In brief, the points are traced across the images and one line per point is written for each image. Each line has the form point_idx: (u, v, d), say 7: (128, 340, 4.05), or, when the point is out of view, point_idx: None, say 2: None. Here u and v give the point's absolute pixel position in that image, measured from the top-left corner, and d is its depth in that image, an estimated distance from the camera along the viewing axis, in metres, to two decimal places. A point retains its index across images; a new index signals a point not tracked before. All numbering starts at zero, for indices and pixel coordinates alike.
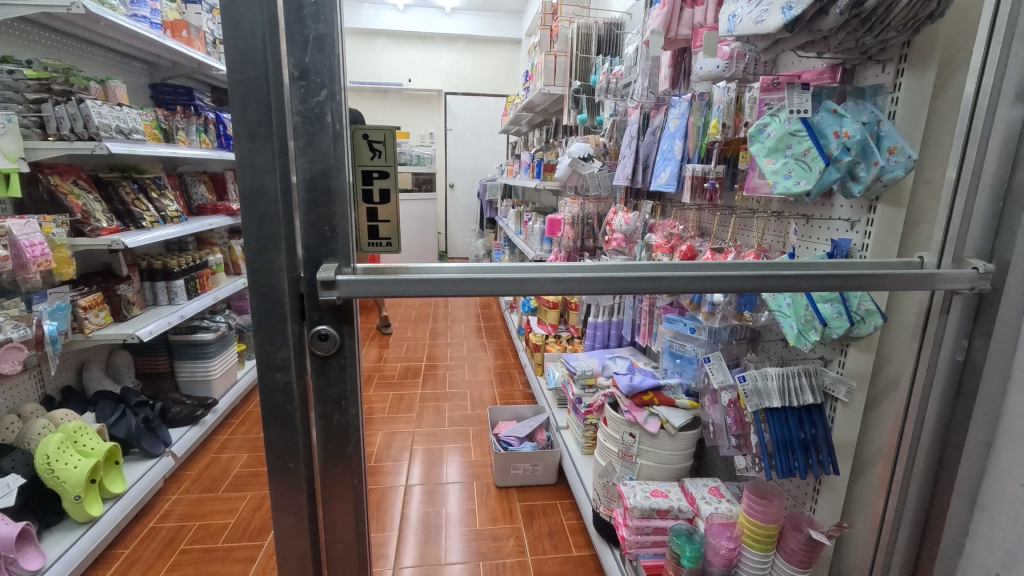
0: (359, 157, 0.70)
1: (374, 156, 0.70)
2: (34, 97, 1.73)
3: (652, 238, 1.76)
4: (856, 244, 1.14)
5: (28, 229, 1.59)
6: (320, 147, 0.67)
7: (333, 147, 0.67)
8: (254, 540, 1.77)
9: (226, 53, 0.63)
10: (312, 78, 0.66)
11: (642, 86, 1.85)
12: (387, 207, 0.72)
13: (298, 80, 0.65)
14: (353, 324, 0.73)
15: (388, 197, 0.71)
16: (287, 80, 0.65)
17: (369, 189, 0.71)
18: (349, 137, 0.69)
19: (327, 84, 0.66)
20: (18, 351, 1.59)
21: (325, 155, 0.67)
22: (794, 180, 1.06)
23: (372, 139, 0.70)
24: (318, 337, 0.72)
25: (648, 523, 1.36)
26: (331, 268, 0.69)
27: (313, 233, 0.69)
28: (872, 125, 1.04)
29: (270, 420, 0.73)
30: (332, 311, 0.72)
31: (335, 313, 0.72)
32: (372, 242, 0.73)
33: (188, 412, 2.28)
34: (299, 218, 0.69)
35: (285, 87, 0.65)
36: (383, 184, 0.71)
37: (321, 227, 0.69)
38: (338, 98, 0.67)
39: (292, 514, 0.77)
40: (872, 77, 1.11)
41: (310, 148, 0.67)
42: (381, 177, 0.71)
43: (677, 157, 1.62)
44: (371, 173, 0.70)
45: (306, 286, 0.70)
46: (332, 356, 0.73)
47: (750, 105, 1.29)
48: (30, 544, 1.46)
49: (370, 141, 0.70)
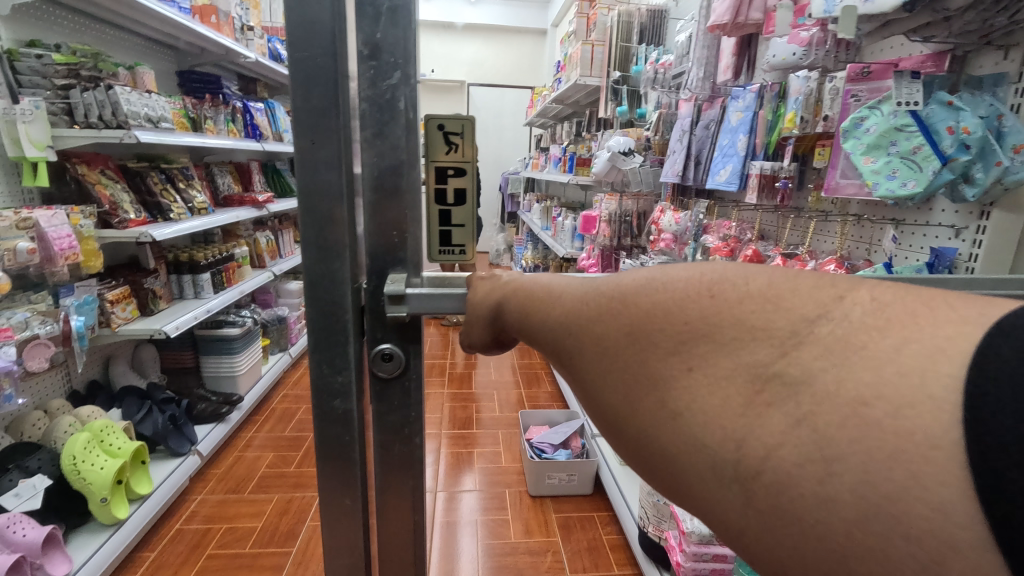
0: (430, 151, 0.59)
1: (450, 150, 0.59)
2: (62, 83, 1.66)
3: (707, 240, 1.66)
4: (963, 253, 1.01)
5: (56, 220, 1.52)
6: (391, 136, 0.57)
7: (405, 139, 0.57)
8: (282, 546, 1.71)
9: (288, 25, 0.53)
10: (384, 57, 0.55)
11: (696, 76, 1.73)
12: (462, 210, 0.60)
13: (367, 58, 0.55)
14: (421, 344, 0.62)
15: (464, 197, 0.60)
16: (355, 60, 0.56)
17: (443, 189, 0.59)
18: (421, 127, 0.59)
19: (401, 64, 0.56)
20: (45, 348, 1.49)
21: (397, 148, 0.57)
22: (899, 182, 0.95)
23: (449, 130, 0.58)
24: (380, 358, 0.62)
25: (707, 550, 1.27)
26: (400, 279, 0.59)
27: (380, 239, 0.59)
28: (993, 119, 0.91)
29: (324, 453, 0.64)
30: (397, 328, 0.61)
31: (400, 331, 0.62)
32: (444, 250, 0.61)
33: (213, 409, 2.22)
34: (365, 221, 0.59)
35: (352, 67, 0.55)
36: (459, 182, 0.59)
37: (388, 232, 0.59)
38: (412, 81, 0.56)
39: (348, 553, 0.68)
40: (989, 66, 0.97)
41: (379, 140, 0.57)
42: (456, 174, 0.59)
43: (740, 153, 1.49)
44: (445, 171, 0.59)
45: (370, 298, 0.61)
46: (395, 378, 0.63)
47: (830, 96, 1.17)
48: (56, 548, 1.41)
49: (446, 133, 0.58)
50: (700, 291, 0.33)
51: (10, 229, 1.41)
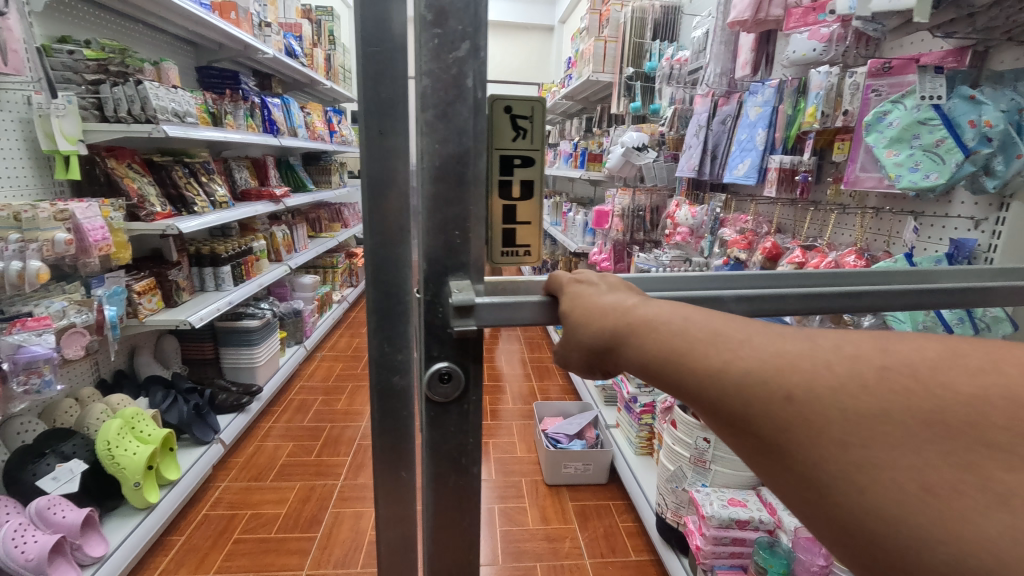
0: (498, 138, 0.62)
1: (518, 137, 0.63)
2: (93, 78, 1.71)
3: (724, 233, 1.69)
4: (982, 244, 1.04)
5: (89, 213, 1.57)
6: (455, 118, 0.59)
7: (471, 124, 0.59)
8: (307, 532, 1.75)
9: (361, 22, 0.56)
10: (450, 25, 0.57)
11: (713, 72, 1.76)
12: (526, 205, 0.64)
13: (433, 29, 0.57)
14: (478, 360, 0.65)
15: (530, 189, 0.64)
16: (420, 26, 0.57)
17: (507, 179, 0.63)
18: (489, 109, 0.61)
19: (468, 36, 0.58)
20: (81, 336, 1.54)
21: (462, 133, 0.59)
22: (922, 174, 0.98)
23: (517, 113, 0.62)
24: (438, 378, 0.64)
25: (726, 534, 1.30)
26: (466, 289, 0.62)
27: (441, 237, 0.61)
28: (1013, 112, 0.93)
29: (381, 429, 0.68)
30: (455, 346, 0.63)
31: (458, 348, 0.64)
32: (507, 251, 0.65)
33: (233, 400, 2.26)
34: (427, 218, 0.61)
35: (419, 34, 0.57)
36: (525, 172, 0.63)
37: (451, 230, 0.61)
38: (479, 55, 0.59)
39: (402, 527, 0.71)
40: (1009, 61, 1.00)
41: (444, 122, 0.59)
42: (522, 163, 0.63)
43: (759, 147, 1.52)
44: (512, 157, 0.63)
45: (436, 310, 0.62)
46: (452, 399, 0.65)
47: (851, 91, 1.19)
48: (93, 529, 1.45)
49: (514, 116, 0.62)
50: (981, 367, 0.34)
51: (48, 220, 1.45)
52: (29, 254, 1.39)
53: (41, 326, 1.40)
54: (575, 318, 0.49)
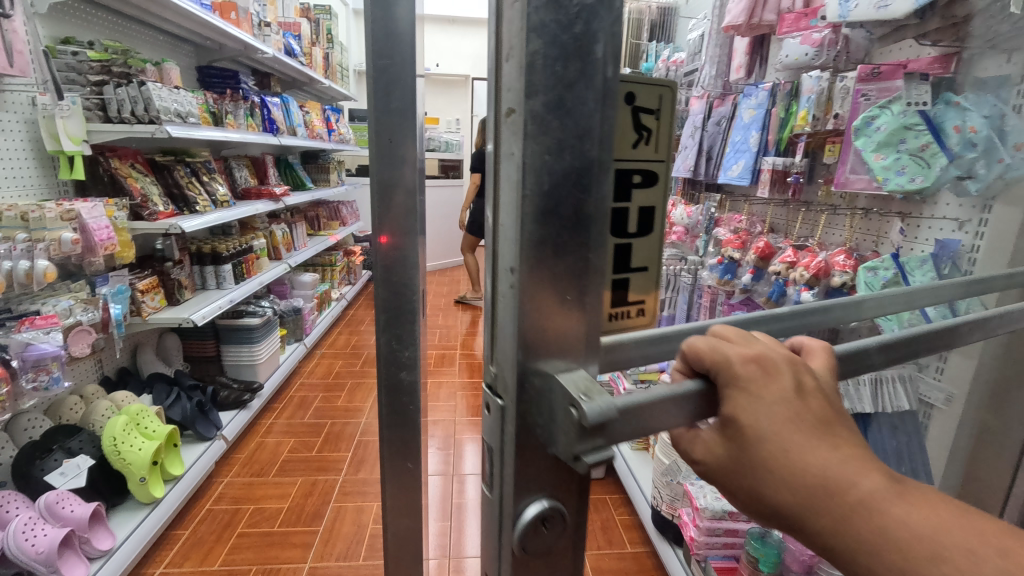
0: (621, 141, 0.42)
1: (640, 140, 0.43)
2: (96, 79, 1.73)
3: (719, 233, 1.73)
4: (965, 245, 1.08)
5: (96, 212, 1.59)
6: (576, 111, 0.38)
7: (596, 128, 0.39)
8: (308, 526, 1.78)
9: (371, 33, 0.59)
10: None
11: (708, 74, 1.79)
12: (644, 238, 0.45)
13: None
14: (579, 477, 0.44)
15: (649, 220, 0.45)
16: None
17: (625, 204, 0.44)
18: (618, 103, 0.41)
19: None
20: (88, 334, 1.56)
21: (585, 134, 0.38)
22: (908, 177, 1.03)
23: (641, 106, 0.43)
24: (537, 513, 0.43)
25: (719, 525, 1.34)
26: (594, 389, 0.38)
27: (545, 297, 0.40)
28: (995, 118, 0.99)
29: (388, 422, 0.71)
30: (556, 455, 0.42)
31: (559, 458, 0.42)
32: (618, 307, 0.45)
33: (236, 396, 2.29)
34: (524, 269, 0.39)
35: None
36: (643, 194, 0.44)
37: (561, 288, 0.40)
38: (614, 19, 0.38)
39: (408, 517, 0.74)
40: (991, 68, 1.01)
41: (558, 118, 0.37)
42: (642, 181, 0.44)
43: (753, 149, 1.55)
44: (631, 172, 0.43)
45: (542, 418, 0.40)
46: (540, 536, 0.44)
47: (841, 95, 1.22)
48: (100, 524, 1.48)
49: (638, 110, 0.43)
50: None
51: (55, 220, 1.48)
52: (37, 253, 1.42)
53: (48, 324, 1.43)
54: (774, 488, 0.37)
